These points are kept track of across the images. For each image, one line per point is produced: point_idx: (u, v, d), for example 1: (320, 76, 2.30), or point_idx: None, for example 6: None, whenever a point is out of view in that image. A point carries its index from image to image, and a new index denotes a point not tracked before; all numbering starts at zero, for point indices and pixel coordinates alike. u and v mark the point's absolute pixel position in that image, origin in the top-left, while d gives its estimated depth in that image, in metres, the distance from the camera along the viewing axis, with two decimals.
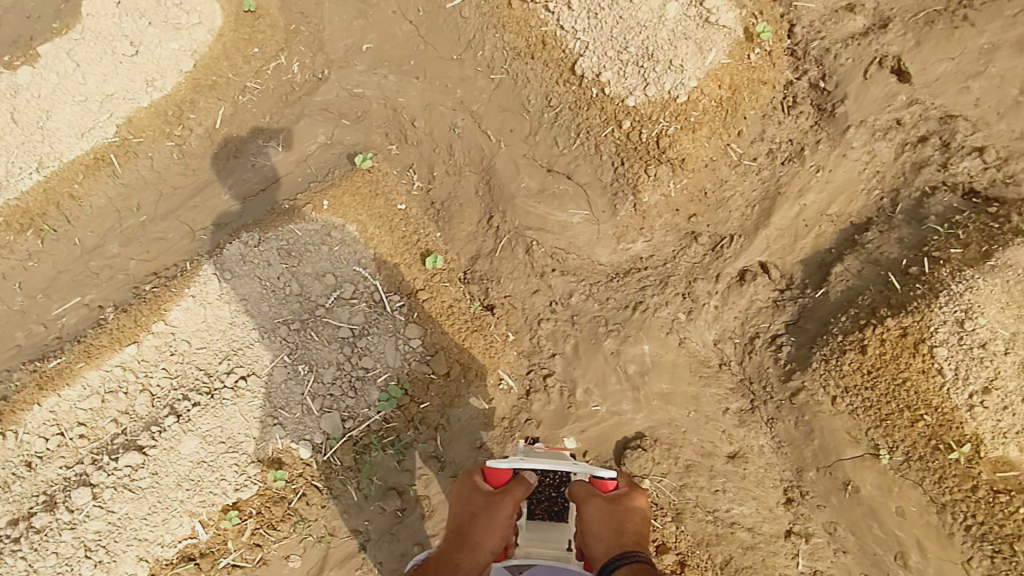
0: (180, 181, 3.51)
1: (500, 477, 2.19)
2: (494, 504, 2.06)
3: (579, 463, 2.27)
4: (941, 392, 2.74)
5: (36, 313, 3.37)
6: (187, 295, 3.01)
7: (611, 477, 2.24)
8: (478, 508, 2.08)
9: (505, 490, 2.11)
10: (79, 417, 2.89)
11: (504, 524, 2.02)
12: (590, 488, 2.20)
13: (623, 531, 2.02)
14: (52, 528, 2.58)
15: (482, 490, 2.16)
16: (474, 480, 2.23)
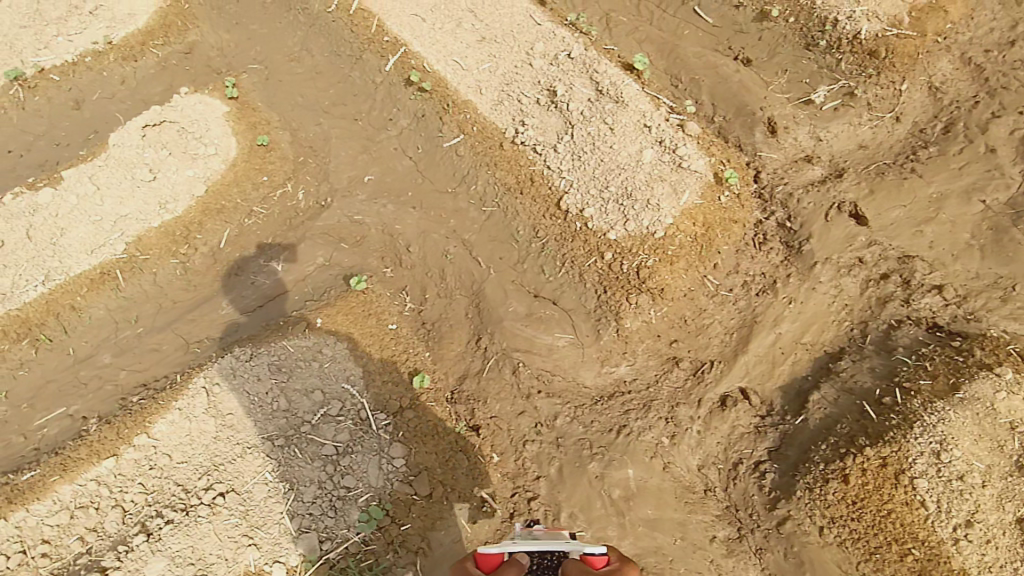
0: (181, 295, 3.62)
1: (493, 562, 2.35)
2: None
3: (571, 543, 2.38)
4: (926, 525, 2.75)
5: (17, 423, 3.31)
6: (172, 409, 3.04)
7: (600, 553, 2.33)
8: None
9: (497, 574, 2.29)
10: (45, 534, 2.82)
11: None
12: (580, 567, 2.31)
13: None
14: None
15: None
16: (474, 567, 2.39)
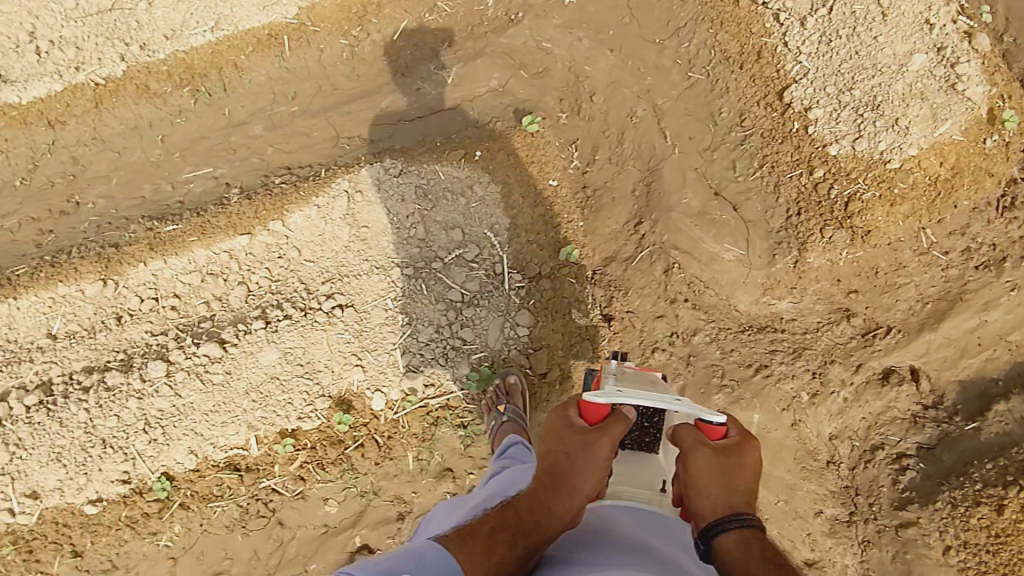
0: (342, 83, 3.40)
1: (596, 413, 1.88)
2: (589, 443, 1.82)
3: (683, 402, 1.87)
4: None
5: (167, 171, 3.35)
6: (311, 205, 2.95)
7: (720, 424, 1.80)
8: (570, 446, 1.83)
9: (599, 433, 1.83)
10: (177, 289, 2.98)
11: (599, 465, 1.80)
12: (696, 438, 1.81)
13: (735, 487, 1.69)
14: (123, 391, 2.70)
15: (577, 429, 1.86)
16: (566, 413, 1.93)
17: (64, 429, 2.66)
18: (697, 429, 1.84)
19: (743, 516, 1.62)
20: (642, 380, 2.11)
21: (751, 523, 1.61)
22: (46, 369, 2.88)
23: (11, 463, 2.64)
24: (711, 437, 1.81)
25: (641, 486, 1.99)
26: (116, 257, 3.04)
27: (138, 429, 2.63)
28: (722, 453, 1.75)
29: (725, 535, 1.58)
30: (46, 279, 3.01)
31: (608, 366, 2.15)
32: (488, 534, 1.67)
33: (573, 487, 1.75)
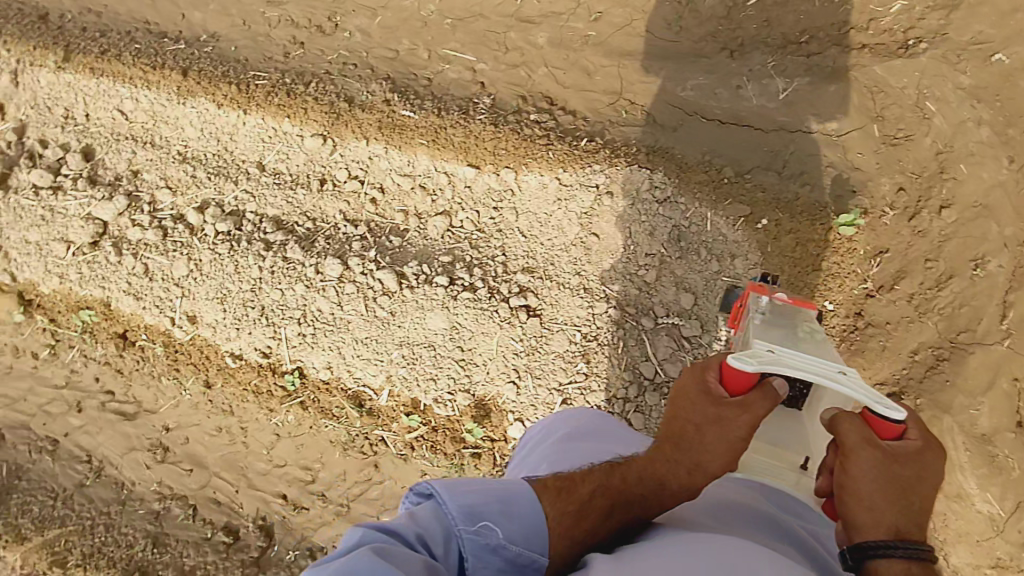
0: (657, 29, 2.78)
1: (736, 384, 1.29)
2: (720, 419, 1.28)
3: (849, 375, 1.23)
4: None
5: (429, 38, 2.96)
6: (554, 178, 2.56)
7: (897, 419, 1.14)
8: (699, 418, 1.31)
9: (737, 406, 1.27)
10: (384, 183, 2.73)
11: (731, 444, 1.28)
12: (860, 433, 1.17)
13: (906, 513, 1.11)
14: (296, 271, 2.60)
15: (710, 396, 1.31)
16: (700, 369, 1.36)
17: (237, 276, 2.64)
18: (862, 422, 1.19)
19: (912, 547, 1.08)
20: (798, 331, 1.55)
21: (926, 554, 1.07)
22: (242, 197, 2.78)
23: (185, 277, 2.68)
24: (880, 436, 1.17)
25: (779, 459, 1.44)
26: (346, 115, 2.79)
27: (293, 316, 2.58)
28: (895, 465, 1.13)
29: (885, 565, 1.07)
30: (277, 103, 2.85)
31: (754, 307, 1.72)
32: (583, 498, 1.25)
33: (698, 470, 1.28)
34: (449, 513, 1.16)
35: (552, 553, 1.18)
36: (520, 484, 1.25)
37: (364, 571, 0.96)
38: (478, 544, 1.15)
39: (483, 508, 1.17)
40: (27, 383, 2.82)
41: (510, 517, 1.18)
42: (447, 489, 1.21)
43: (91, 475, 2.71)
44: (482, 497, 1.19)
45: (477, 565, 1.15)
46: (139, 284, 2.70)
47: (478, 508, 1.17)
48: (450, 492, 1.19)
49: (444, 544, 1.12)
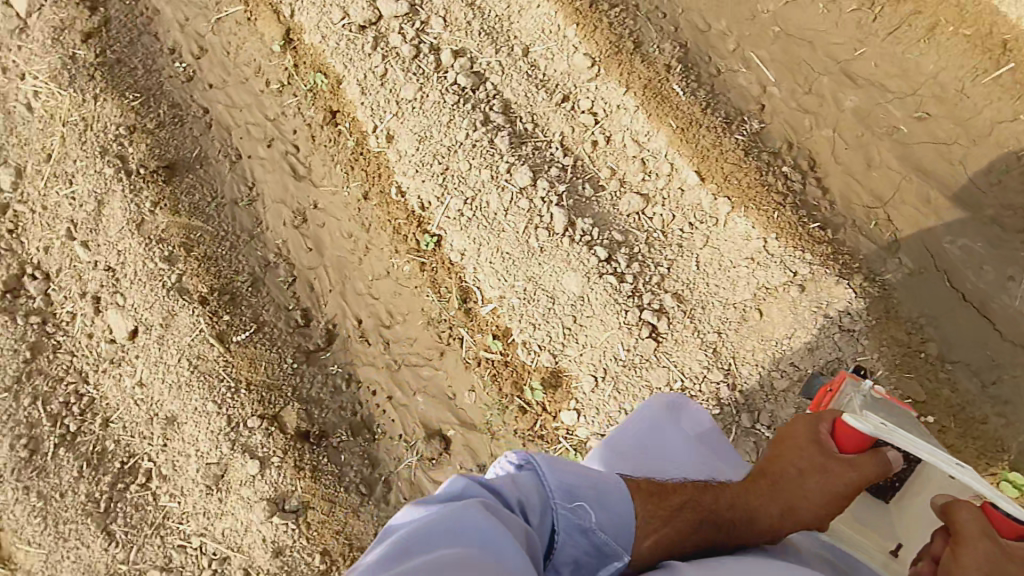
0: (973, 169, 2.44)
1: (850, 442, 1.50)
2: (824, 469, 1.49)
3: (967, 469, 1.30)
4: None
5: (750, 31, 2.74)
6: (762, 238, 2.40)
7: (1020, 521, 1.26)
8: (805, 463, 1.52)
9: (843, 463, 1.47)
10: (614, 136, 2.68)
11: (832, 496, 1.47)
12: (981, 526, 1.27)
13: None
14: (491, 158, 2.66)
15: (822, 446, 1.52)
16: (815, 423, 1.58)
17: (444, 133, 2.71)
18: (981, 516, 1.31)
19: None
20: (900, 419, 1.61)
21: None
22: (492, 68, 2.82)
23: (406, 102, 2.80)
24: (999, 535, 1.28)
25: (868, 539, 1.59)
26: (626, 57, 2.68)
27: (464, 191, 2.66)
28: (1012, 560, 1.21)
29: None
30: (575, 9, 2.77)
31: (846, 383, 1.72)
32: (675, 505, 1.46)
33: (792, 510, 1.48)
34: (549, 486, 1.33)
35: (632, 551, 1.38)
36: (610, 478, 1.43)
37: (471, 523, 1.12)
38: (572, 521, 1.32)
39: (579, 491, 1.35)
40: (249, 98, 3.16)
41: (601, 506, 1.36)
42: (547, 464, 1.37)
43: (245, 200, 3.05)
44: (579, 480, 1.37)
45: (564, 539, 1.32)
46: (371, 83, 2.86)
47: (575, 489, 1.35)
48: (550, 466, 1.36)
49: (540, 514, 1.29)
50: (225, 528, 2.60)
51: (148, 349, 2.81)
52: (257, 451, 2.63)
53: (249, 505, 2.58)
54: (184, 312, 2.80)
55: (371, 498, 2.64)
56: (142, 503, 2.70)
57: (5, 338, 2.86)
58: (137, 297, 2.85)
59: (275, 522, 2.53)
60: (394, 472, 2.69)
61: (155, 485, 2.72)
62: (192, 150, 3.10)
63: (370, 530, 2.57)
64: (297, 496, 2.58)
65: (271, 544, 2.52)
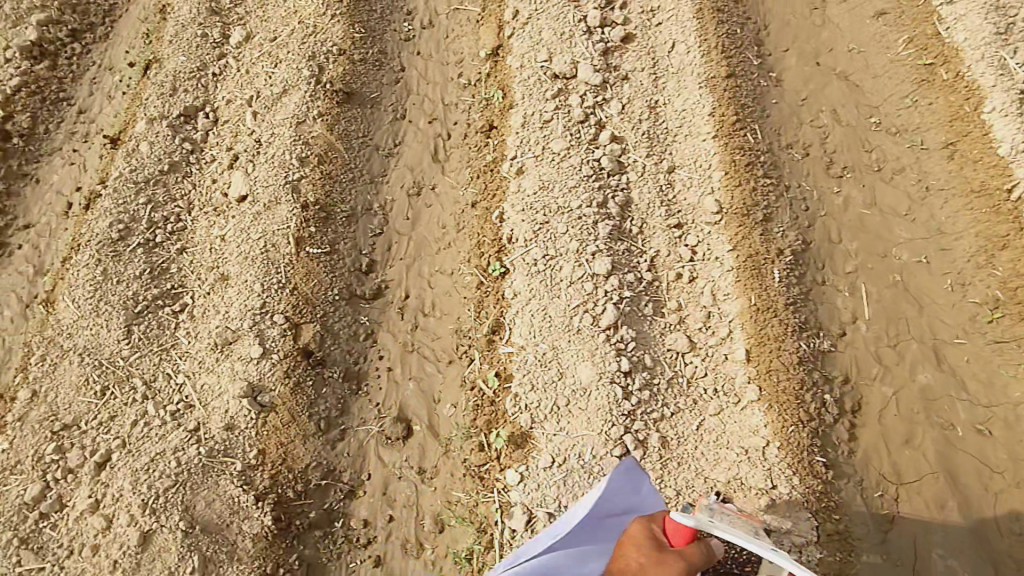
0: (1002, 507, 2.35)
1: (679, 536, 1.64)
2: (659, 561, 1.55)
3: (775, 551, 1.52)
4: None
5: (872, 264, 2.79)
6: (767, 439, 2.42)
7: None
8: (643, 558, 1.56)
9: (674, 554, 1.56)
10: (698, 279, 2.83)
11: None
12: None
13: None
14: (588, 236, 2.87)
15: (655, 541, 1.62)
16: (645, 522, 1.70)
17: (563, 194, 2.99)
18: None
19: None
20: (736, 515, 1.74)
21: None
22: (636, 165, 3.08)
23: (550, 152, 3.11)
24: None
25: None
26: (749, 222, 2.84)
27: (549, 248, 2.88)
28: None
29: None
30: (732, 160, 2.98)
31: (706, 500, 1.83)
32: None
33: None
34: None
35: None
36: None
37: None
38: None
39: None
40: (439, 79, 3.56)
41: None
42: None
43: (386, 151, 3.43)
44: None
45: None
46: (533, 121, 3.20)
47: None
48: None
49: None
50: (206, 382, 2.93)
51: (244, 217, 3.22)
52: (266, 341, 2.95)
53: (233, 378, 2.89)
54: (286, 205, 3.19)
55: (324, 436, 2.85)
56: (164, 325, 3.08)
57: (158, 147, 3.36)
58: (262, 174, 3.27)
59: (243, 403, 2.82)
60: (353, 428, 2.90)
61: (182, 318, 3.10)
62: (372, 92, 3.51)
63: (304, 459, 2.78)
64: (271, 395, 2.87)
65: (228, 418, 2.81)
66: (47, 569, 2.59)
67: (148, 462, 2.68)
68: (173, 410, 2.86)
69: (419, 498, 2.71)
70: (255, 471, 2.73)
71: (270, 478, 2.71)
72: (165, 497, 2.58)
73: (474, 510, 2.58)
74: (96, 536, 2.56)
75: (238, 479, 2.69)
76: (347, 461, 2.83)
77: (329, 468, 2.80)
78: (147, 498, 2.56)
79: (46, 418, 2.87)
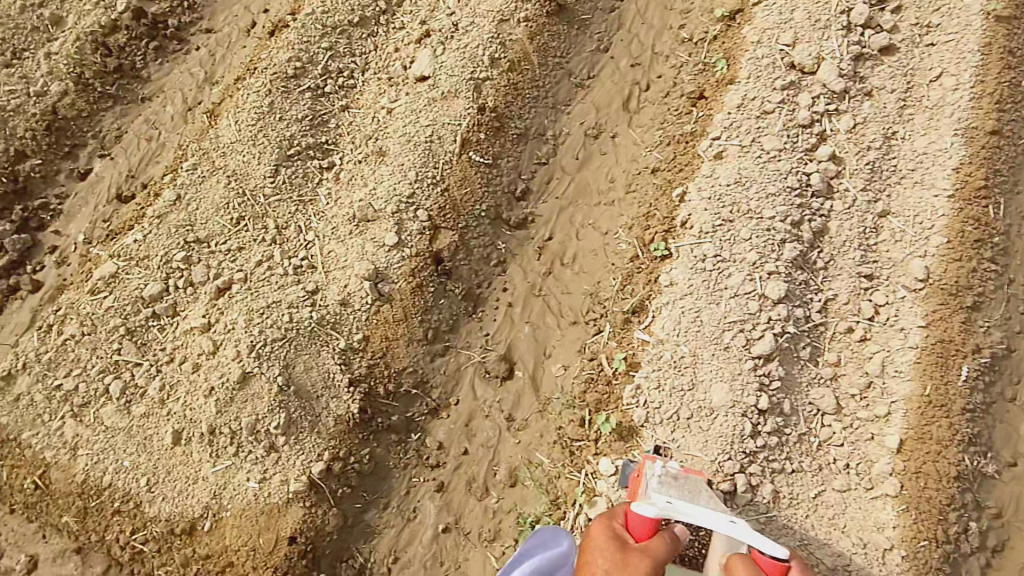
0: None
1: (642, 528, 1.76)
2: (625, 562, 1.65)
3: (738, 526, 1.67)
4: None
5: None
6: (892, 543, 2.21)
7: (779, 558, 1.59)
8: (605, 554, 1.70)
9: (641, 553, 1.67)
10: (871, 343, 2.52)
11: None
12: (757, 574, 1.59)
13: None
14: (770, 252, 2.58)
15: (620, 541, 1.72)
16: (608, 522, 1.83)
17: (758, 196, 2.67)
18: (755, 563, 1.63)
19: None
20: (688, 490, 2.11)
21: None
22: (846, 194, 2.70)
23: (759, 148, 2.78)
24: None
25: None
26: (954, 304, 2.50)
27: (724, 248, 2.62)
28: None
29: None
30: (960, 229, 2.60)
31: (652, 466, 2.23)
32: None
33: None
34: None
35: None
36: None
37: None
38: None
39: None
40: (660, 23, 3.22)
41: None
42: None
43: (579, 81, 3.17)
44: None
45: None
46: (752, 106, 2.84)
47: None
48: None
49: None
50: (333, 250, 2.87)
51: (419, 98, 3.07)
52: (403, 232, 2.85)
53: (361, 256, 2.82)
54: (465, 103, 3.01)
55: (427, 345, 2.78)
56: (309, 177, 3.01)
57: None
58: (450, 60, 3.08)
59: (363, 285, 2.76)
60: (455, 348, 2.81)
61: (328, 176, 3.03)
62: (585, 12, 3.21)
63: (404, 361, 2.73)
64: (392, 286, 2.79)
65: (345, 294, 2.76)
66: (144, 366, 2.68)
67: (265, 306, 2.68)
68: (295, 265, 2.82)
69: (500, 444, 2.67)
70: (354, 355, 2.71)
71: (367, 368, 2.70)
72: (272, 348, 2.62)
73: (554, 481, 2.55)
74: (199, 357, 2.65)
75: (338, 357, 2.68)
76: (443, 378, 2.77)
77: (423, 378, 2.75)
78: (256, 341, 2.60)
79: (182, 225, 2.87)
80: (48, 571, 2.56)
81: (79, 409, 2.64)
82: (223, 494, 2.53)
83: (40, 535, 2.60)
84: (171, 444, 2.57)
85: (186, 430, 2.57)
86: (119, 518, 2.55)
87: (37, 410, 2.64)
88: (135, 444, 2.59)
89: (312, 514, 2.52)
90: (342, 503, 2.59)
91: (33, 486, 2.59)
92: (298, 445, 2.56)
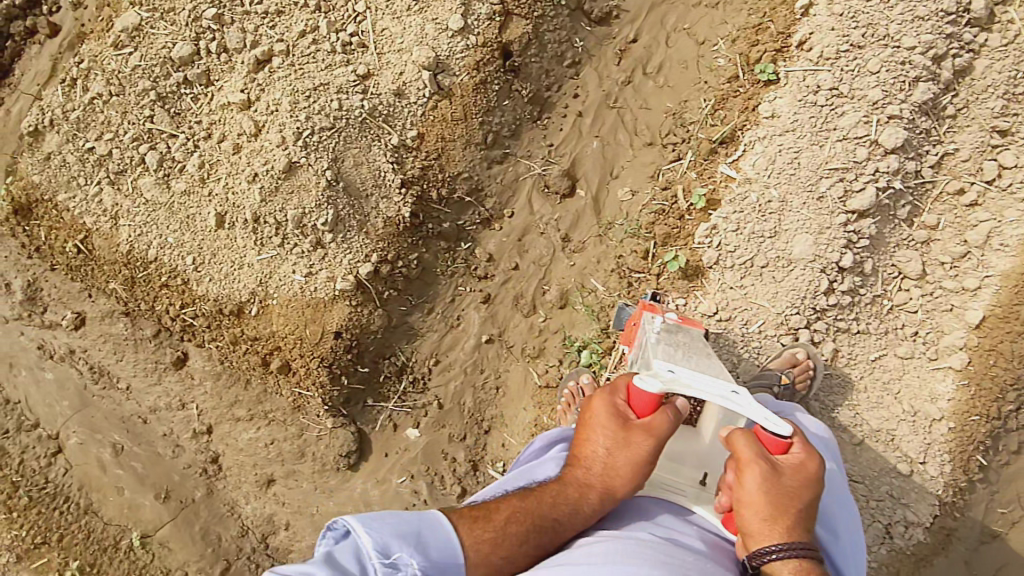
0: None
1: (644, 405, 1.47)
2: (627, 442, 1.45)
3: (741, 397, 1.40)
4: None
5: None
6: (942, 414, 2.23)
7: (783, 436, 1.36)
8: (607, 443, 1.47)
9: (644, 432, 1.44)
10: (980, 210, 2.27)
11: (637, 468, 1.44)
12: (757, 449, 1.36)
13: (779, 507, 1.32)
14: (898, 92, 2.20)
15: (620, 418, 1.48)
16: (611, 393, 1.54)
17: (902, 18, 2.20)
18: (756, 439, 1.39)
19: (796, 546, 1.29)
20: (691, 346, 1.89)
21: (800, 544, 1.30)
22: (1008, 27, 2.22)
23: None
24: (768, 452, 1.37)
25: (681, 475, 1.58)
26: None
27: (844, 80, 2.23)
28: (777, 474, 1.34)
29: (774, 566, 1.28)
30: None
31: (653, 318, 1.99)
32: (500, 522, 1.40)
33: (610, 487, 1.45)
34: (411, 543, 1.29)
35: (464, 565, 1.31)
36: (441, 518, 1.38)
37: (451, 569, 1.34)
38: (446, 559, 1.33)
39: (406, 531, 1.29)
40: None
41: (423, 548, 1.28)
42: (364, 525, 1.29)
43: None
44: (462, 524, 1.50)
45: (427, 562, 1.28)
46: None
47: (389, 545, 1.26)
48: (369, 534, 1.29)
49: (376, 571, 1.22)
50: (386, 28, 2.48)
51: None
52: (470, 16, 2.44)
53: (419, 40, 2.45)
54: None
55: (484, 151, 2.54)
56: None
57: None
58: None
59: (421, 76, 2.44)
60: (515, 157, 2.58)
61: None
62: None
63: (460, 166, 2.52)
64: (452, 80, 2.47)
65: (399, 83, 2.45)
66: (180, 139, 2.48)
67: (311, 88, 2.39)
68: (344, 42, 2.46)
69: (553, 263, 2.58)
70: (408, 153, 2.50)
71: (420, 169, 2.51)
72: (319, 137, 2.39)
73: (606, 309, 2.50)
74: (240, 138, 2.44)
75: (391, 154, 2.48)
76: (499, 189, 2.59)
77: (478, 186, 2.57)
78: (302, 129, 2.35)
79: None
80: (100, 329, 2.64)
81: (115, 177, 2.51)
82: (269, 282, 2.50)
83: (85, 294, 2.63)
84: (214, 227, 2.48)
85: (230, 214, 2.46)
86: (167, 292, 2.57)
87: (71, 173, 2.51)
88: (177, 221, 2.51)
89: (358, 312, 2.50)
90: (388, 304, 2.57)
91: (76, 250, 2.57)
92: (345, 243, 2.46)
